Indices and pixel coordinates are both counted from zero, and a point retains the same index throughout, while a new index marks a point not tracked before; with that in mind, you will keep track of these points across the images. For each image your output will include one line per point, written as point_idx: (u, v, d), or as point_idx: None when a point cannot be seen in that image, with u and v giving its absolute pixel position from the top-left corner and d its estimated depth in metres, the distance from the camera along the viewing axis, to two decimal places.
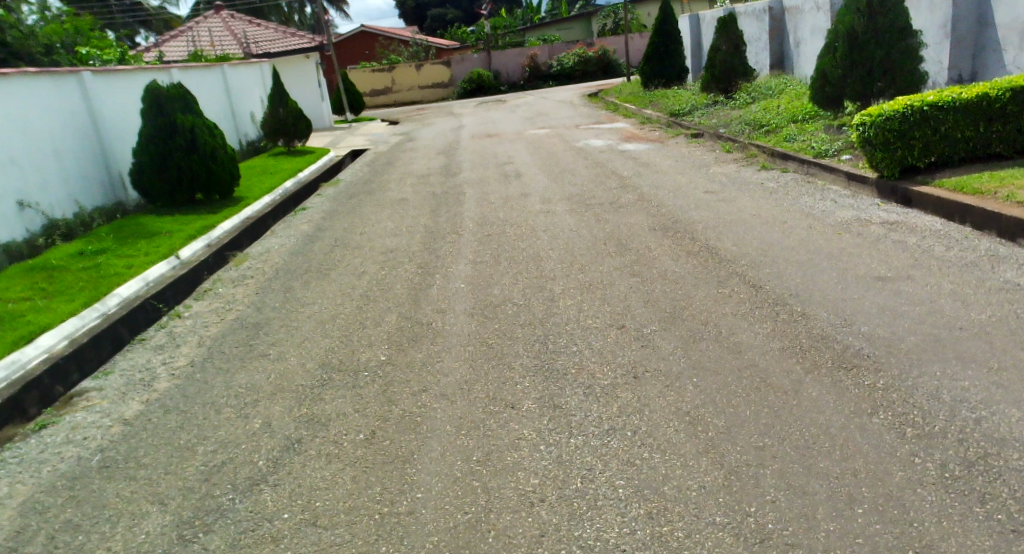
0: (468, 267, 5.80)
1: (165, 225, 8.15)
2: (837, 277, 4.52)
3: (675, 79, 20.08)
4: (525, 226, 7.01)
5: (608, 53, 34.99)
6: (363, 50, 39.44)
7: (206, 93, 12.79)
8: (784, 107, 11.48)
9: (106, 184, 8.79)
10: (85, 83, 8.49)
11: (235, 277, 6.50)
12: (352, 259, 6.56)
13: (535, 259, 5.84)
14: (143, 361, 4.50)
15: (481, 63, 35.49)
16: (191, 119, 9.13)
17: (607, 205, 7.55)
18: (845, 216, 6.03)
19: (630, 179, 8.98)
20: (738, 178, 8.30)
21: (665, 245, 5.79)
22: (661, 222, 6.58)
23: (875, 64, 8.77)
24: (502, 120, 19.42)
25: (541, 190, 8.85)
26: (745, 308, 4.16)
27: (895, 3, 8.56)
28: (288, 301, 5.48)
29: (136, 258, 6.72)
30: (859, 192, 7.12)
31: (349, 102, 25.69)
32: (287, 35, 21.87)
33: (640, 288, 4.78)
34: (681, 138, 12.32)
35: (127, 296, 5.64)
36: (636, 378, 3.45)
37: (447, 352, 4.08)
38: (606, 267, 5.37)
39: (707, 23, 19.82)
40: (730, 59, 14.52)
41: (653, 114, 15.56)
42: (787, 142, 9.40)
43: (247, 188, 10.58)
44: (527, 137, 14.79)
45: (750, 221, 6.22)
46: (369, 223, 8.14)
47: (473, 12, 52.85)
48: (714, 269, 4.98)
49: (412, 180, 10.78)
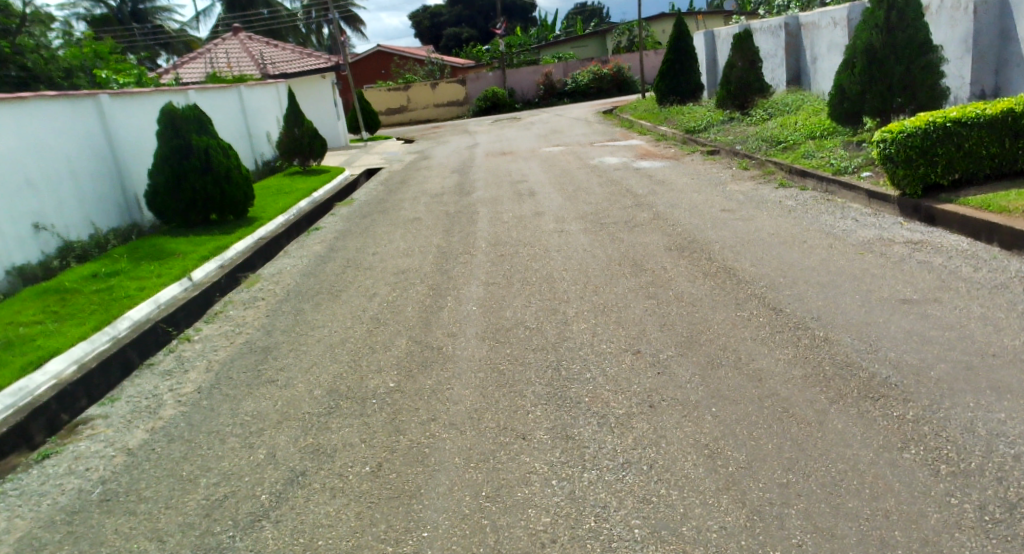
0: (480, 289, 5.72)
1: (179, 247, 8.17)
2: (860, 299, 4.37)
3: (691, 96, 20.00)
4: (539, 246, 6.92)
5: (623, 70, 35.03)
6: (379, 70, 39.87)
7: (223, 114, 12.91)
8: (802, 123, 11.33)
9: (121, 205, 8.86)
10: (102, 106, 8.58)
11: (247, 300, 6.47)
12: (364, 280, 6.50)
13: (548, 280, 5.73)
14: (150, 388, 4.45)
15: (496, 81, 35.69)
16: (206, 140, 9.18)
17: (622, 224, 7.45)
18: (867, 235, 5.87)
19: (645, 197, 8.88)
20: (755, 196, 8.17)
21: (681, 265, 5.66)
22: (677, 241, 6.46)
23: (895, 80, 8.63)
24: (516, 137, 19.43)
25: (555, 208, 8.77)
26: (765, 333, 4.02)
27: (915, 18, 8.43)
28: (298, 324, 5.42)
29: (149, 280, 6.72)
30: (880, 210, 6.95)
31: (365, 121, 25.92)
32: (304, 55, 22.13)
33: (655, 311, 4.66)
34: (696, 154, 12.21)
35: (138, 319, 5.62)
36: (652, 407, 3.32)
37: (457, 379, 3.97)
38: (621, 288, 5.26)
39: (723, 39, 19.75)
40: (746, 75, 14.41)
41: (668, 131, 15.47)
42: (805, 159, 9.24)
43: (262, 207, 10.61)
44: (541, 155, 14.75)
45: (769, 240, 6.08)
46: (382, 243, 8.09)
47: (488, 31, 53.35)
48: (732, 291, 4.84)
49: (425, 199, 10.75)
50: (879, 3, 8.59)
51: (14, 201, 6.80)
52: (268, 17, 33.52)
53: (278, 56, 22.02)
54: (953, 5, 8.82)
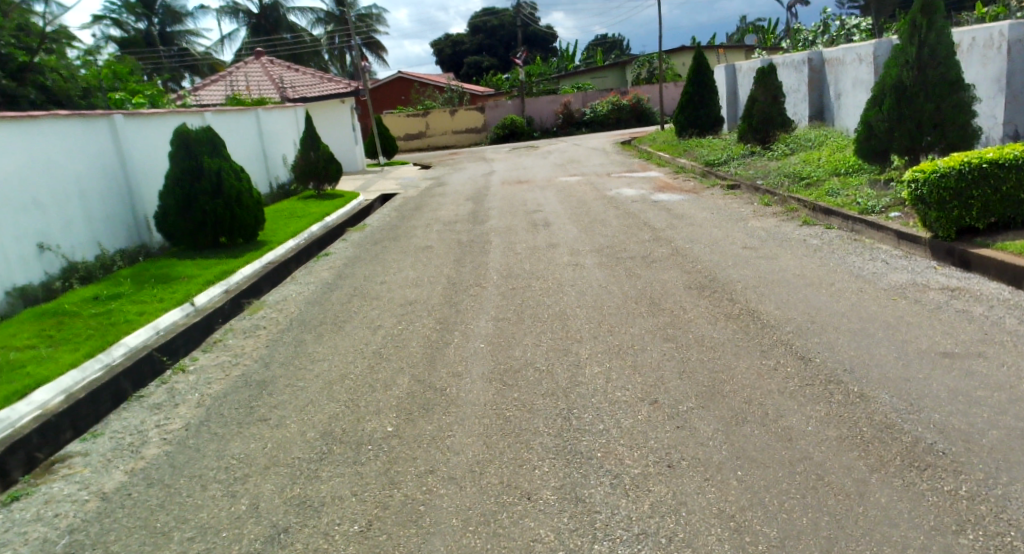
0: (489, 324, 5.47)
1: (184, 270, 8.00)
2: (895, 350, 4.06)
3: (710, 128, 19.82)
4: (551, 280, 6.67)
5: (643, 101, 35.06)
6: (399, 96, 40.25)
7: (239, 136, 12.89)
8: (826, 159, 11.06)
9: (130, 226, 8.77)
10: (116, 127, 8.53)
11: (248, 328, 6.26)
12: (369, 311, 6.27)
13: (561, 316, 5.47)
14: (136, 423, 4.21)
15: (515, 109, 35.79)
16: (219, 162, 9.10)
17: (638, 259, 7.20)
18: (899, 279, 5.56)
19: (663, 231, 8.64)
20: (778, 233, 7.89)
21: (701, 305, 5.39)
22: (696, 279, 6.18)
23: (925, 118, 8.37)
24: (533, 166, 19.30)
25: (570, 240, 8.55)
26: (793, 385, 3.71)
27: (946, 56, 8.20)
28: (297, 357, 5.18)
29: (150, 304, 6.55)
30: (911, 252, 6.64)
31: (383, 146, 26.02)
32: (324, 80, 22.30)
33: (673, 356, 4.37)
34: (716, 189, 11.95)
35: (134, 345, 5.43)
36: (670, 467, 3.02)
37: (459, 424, 3.70)
38: (638, 328, 4.99)
39: (744, 73, 19.62)
40: (768, 109, 14.21)
41: (687, 163, 15.24)
42: (829, 197, 8.96)
43: (272, 231, 10.47)
44: (558, 185, 14.56)
45: (793, 281, 5.80)
46: (391, 271, 7.88)
47: (508, 60, 53.95)
48: (756, 336, 4.55)
49: (438, 227, 10.57)
50: (909, 39, 8.39)
51: (19, 220, 6.66)
52: (291, 42, 34.16)
53: (298, 80, 22.24)
54: (986, 44, 8.59)
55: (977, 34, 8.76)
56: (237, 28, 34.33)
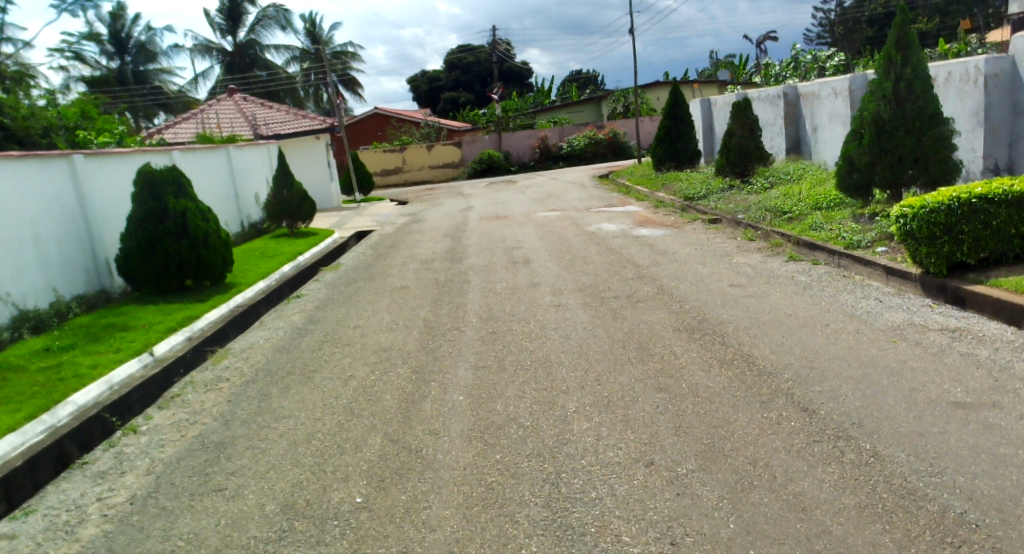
0: (469, 373, 5.12)
1: (145, 317, 7.55)
2: (903, 400, 3.80)
3: (688, 162, 19.90)
4: (534, 323, 6.37)
5: (619, 135, 35.38)
6: (375, 131, 40.16)
7: (209, 174, 12.51)
8: (807, 193, 10.99)
9: (89, 270, 8.31)
10: (75, 168, 8.14)
11: (209, 380, 5.83)
12: (341, 359, 5.89)
13: (545, 364, 5.15)
14: (76, 497, 3.77)
15: (492, 144, 35.83)
16: (185, 202, 8.72)
17: (623, 298, 6.94)
18: (896, 318, 5.35)
19: (647, 268, 8.42)
20: (765, 270, 7.71)
21: (691, 349, 5.12)
22: (685, 320, 5.92)
23: (905, 152, 8.32)
24: (512, 200, 19.13)
25: (551, 278, 8.28)
26: (799, 442, 3.42)
27: (925, 90, 8.18)
28: (260, 413, 4.77)
29: (104, 356, 6.10)
30: (901, 289, 6.48)
31: (359, 183, 25.76)
32: (298, 117, 22.05)
33: (667, 408, 4.07)
34: (697, 223, 11.82)
35: (83, 402, 4.98)
36: (673, 544, 2.69)
37: (437, 492, 3.35)
38: (628, 376, 4.68)
39: (720, 107, 19.79)
40: (745, 143, 14.21)
41: (666, 198, 15.16)
42: (813, 231, 8.84)
43: (241, 273, 10.06)
44: (537, 220, 14.36)
45: (786, 322, 5.57)
46: (365, 315, 7.51)
47: (485, 96, 54.49)
48: (755, 385, 4.26)
49: (415, 266, 10.25)
50: (885, 73, 8.40)
51: None
52: (266, 80, 34.03)
53: (272, 116, 21.98)
54: (962, 78, 8.63)
55: (953, 69, 8.83)
56: (211, 66, 34.12)
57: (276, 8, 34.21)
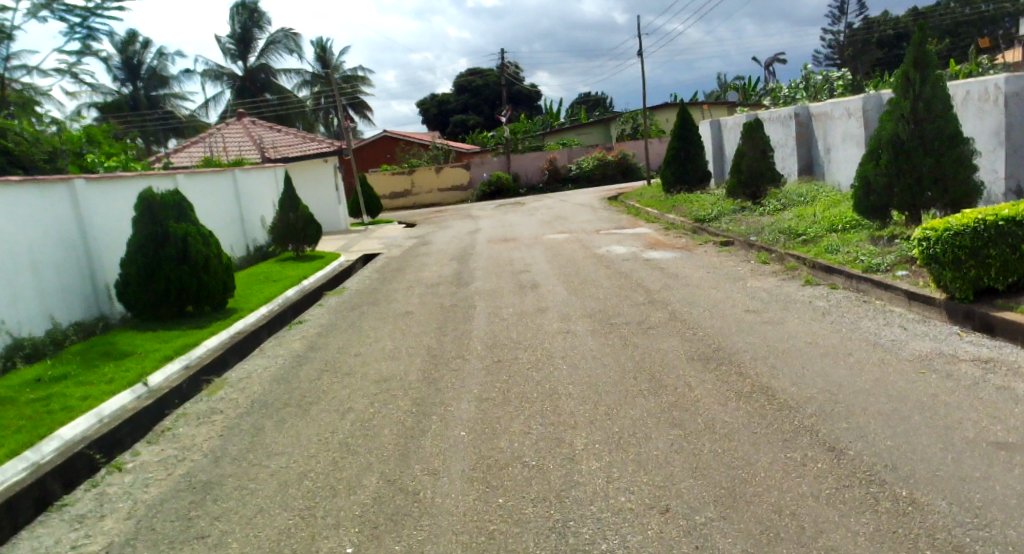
0: (472, 406, 4.87)
1: (143, 344, 7.37)
2: (939, 439, 3.51)
3: (698, 184, 19.72)
4: (541, 351, 6.12)
5: (628, 157, 35.37)
6: (384, 154, 40.30)
7: (214, 198, 12.41)
8: (821, 215, 10.74)
9: (88, 296, 8.16)
10: (76, 192, 8.03)
11: (203, 412, 5.61)
12: (341, 390, 5.67)
13: (552, 396, 4.89)
14: (50, 544, 3.54)
15: (501, 166, 35.82)
16: (186, 227, 8.58)
17: (634, 325, 6.67)
18: (923, 348, 5.07)
19: (658, 292, 8.17)
20: (781, 295, 7.45)
21: (706, 380, 4.85)
22: (700, 349, 5.65)
23: (924, 173, 8.07)
24: (520, 223, 18.97)
25: (560, 303, 8.04)
26: (827, 487, 3.14)
27: (944, 109, 7.94)
28: (252, 450, 4.54)
29: (97, 386, 5.89)
30: (924, 315, 6.20)
31: (367, 205, 25.73)
32: (306, 140, 22.05)
33: (683, 447, 3.79)
34: (709, 246, 11.59)
35: (69, 437, 4.76)
36: None
37: (434, 542, 3.09)
38: (640, 410, 4.41)
39: (730, 128, 19.61)
40: (757, 164, 13.97)
41: (676, 220, 14.96)
42: (829, 254, 8.58)
43: (244, 298, 9.89)
44: (545, 242, 14.16)
45: (806, 351, 5.30)
46: (368, 342, 7.29)
47: (494, 119, 54.80)
48: (776, 421, 3.97)
49: (420, 290, 10.06)
50: (904, 93, 8.16)
51: None
52: (276, 103, 34.29)
53: (280, 140, 22.02)
54: (981, 97, 8.40)
55: (971, 87, 8.59)
56: (222, 90, 34.42)
57: (285, 31, 34.54)
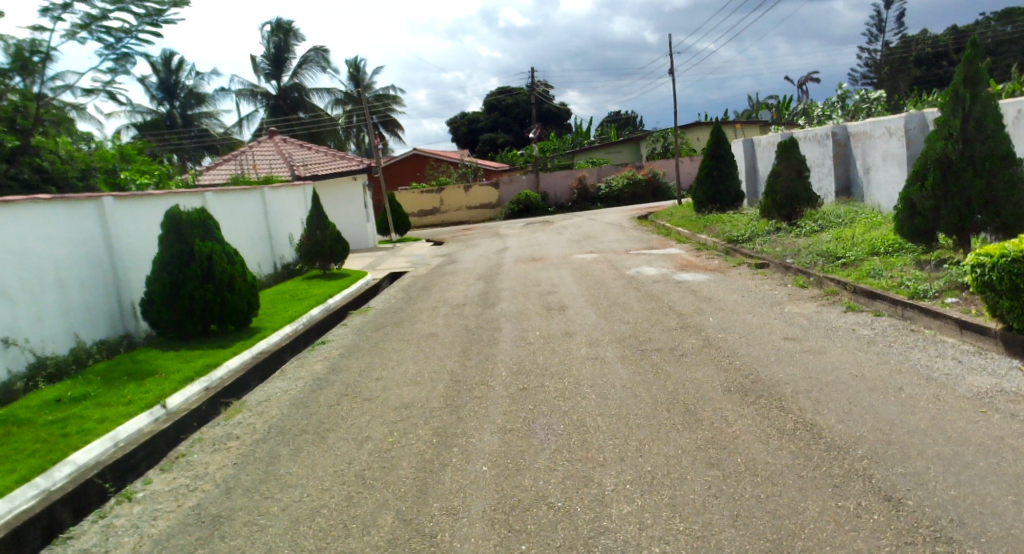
0: (495, 438, 4.63)
1: (165, 364, 7.31)
2: (1011, 491, 3.16)
3: (730, 204, 19.35)
4: (568, 378, 5.86)
5: (659, 176, 35.17)
6: (414, 172, 40.48)
7: (242, 216, 12.45)
8: (861, 238, 10.34)
9: (113, 314, 8.15)
10: (104, 211, 8.05)
11: (219, 438, 5.48)
12: (361, 416, 5.49)
13: (580, 428, 4.63)
14: None
15: (529, 184, 35.70)
16: (211, 245, 8.55)
17: (666, 352, 6.38)
18: (981, 383, 4.68)
19: (690, 316, 7.86)
20: (821, 322, 7.09)
21: (745, 415, 4.53)
22: (736, 380, 5.33)
23: (973, 195, 7.67)
24: (548, 242, 18.76)
25: (588, 327, 7.77)
26: (886, 544, 2.82)
27: (996, 129, 7.56)
28: (265, 481, 4.37)
29: (115, 408, 5.80)
30: (978, 345, 5.79)
31: (395, 223, 25.80)
32: (336, 157, 22.19)
33: (721, 491, 3.49)
34: (743, 268, 11.23)
35: (83, 462, 4.63)
36: None
37: None
38: (673, 447, 4.13)
39: (764, 148, 19.22)
40: (793, 184, 13.55)
41: (708, 240, 14.63)
42: (871, 278, 8.19)
43: (268, 316, 9.84)
44: (573, 262, 13.91)
45: (852, 384, 4.95)
46: (390, 364, 7.12)
47: (523, 137, 54.98)
48: (823, 463, 3.65)
49: (445, 311, 9.90)
50: (951, 111, 7.80)
51: None
52: (308, 121, 34.83)
53: (310, 157, 22.20)
54: None
55: None
56: (255, 109, 35.04)
57: (317, 51, 35.19)
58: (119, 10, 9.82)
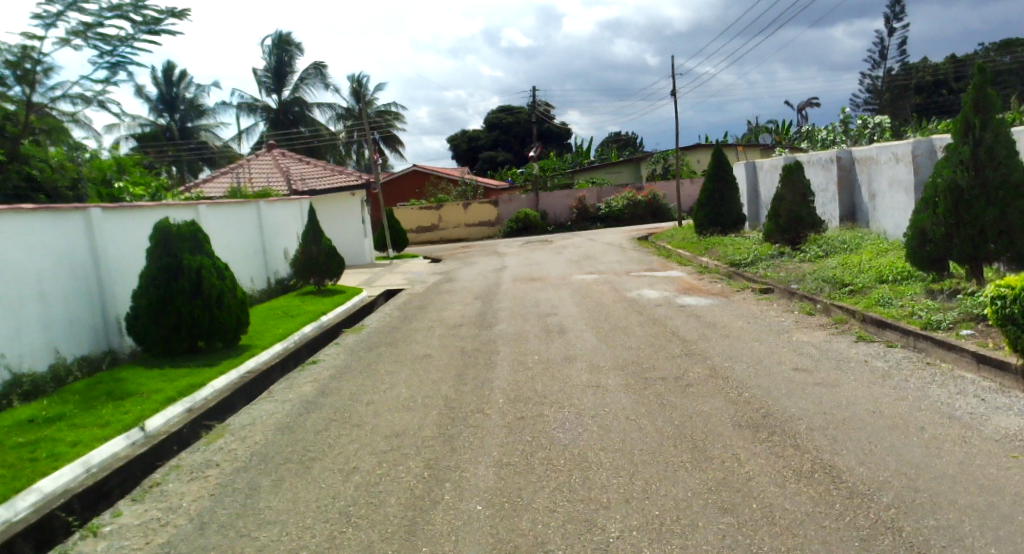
0: (490, 473, 4.33)
1: (147, 383, 6.99)
2: None
3: (731, 227, 19.18)
4: (569, 407, 5.58)
5: (659, 198, 35.11)
6: (413, 188, 40.32)
7: (236, 229, 12.21)
8: (868, 264, 10.12)
9: (96, 329, 7.86)
10: (91, 222, 7.80)
11: (198, 465, 5.18)
12: (348, 444, 5.20)
13: (580, 464, 4.35)
14: None
15: (529, 203, 35.55)
16: (201, 259, 8.30)
17: (670, 382, 6.10)
18: (1008, 424, 4.41)
19: (695, 343, 7.59)
20: (831, 352, 6.83)
21: (758, 454, 4.25)
22: (746, 414, 5.04)
23: (987, 225, 7.45)
24: (547, 261, 18.53)
25: (588, 352, 7.50)
26: None
27: (1011, 158, 7.36)
28: (242, 516, 4.06)
29: (91, 430, 5.48)
30: (997, 381, 5.52)
31: (393, 240, 25.59)
32: (334, 172, 22.00)
33: (737, 541, 3.19)
34: (748, 293, 10.99)
35: (50, 490, 4.31)
36: None
37: None
38: (682, 488, 3.84)
39: (766, 171, 19.10)
40: (797, 208, 13.36)
41: (710, 264, 14.42)
42: (881, 307, 7.95)
43: (258, 334, 9.56)
44: (572, 283, 13.66)
45: (870, 422, 4.67)
46: (381, 388, 6.84)
47: (523, 156, 55.09)
48: (848, 512, 3.36)
49: (441, 331, 9.63)
50: (963, 138, 7.62)
51: None
52: (308, 136, 34.79)
53: (308, 171, 22.01)
54: None
55: None
56: (255, 123, 34.92)
57: (317, 68, 35.18)
58: (116, 17, 9.66)
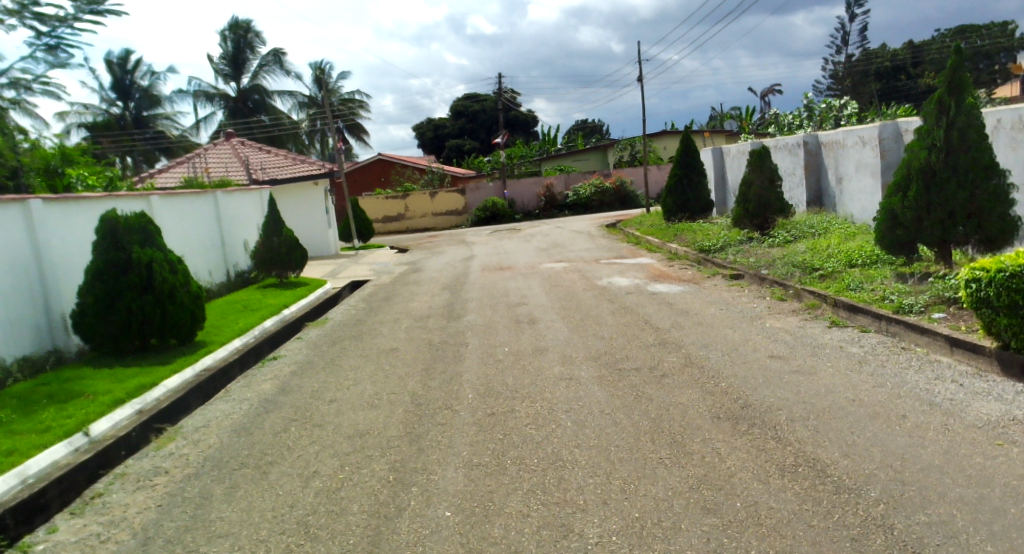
0: (459, 475, 4.08)
1: (93, 384, 6.56)
2: None
3: (699, 213, 19.17)
4: (541, 402, 5.36)
5: (627, 184, 35.16)
6: (379, 177, 39.63)
7: (191, 220, 11.68)
8: (837, 248, 10.11)
9: (39, 328, 7.38)
10: (30, 214, 7.29)
11: (146, 473, 4.82)
12: (309, 447, 4.90)
13: (557, 463, 4.12)
14: None
15: (496, 191, 35.20)
16: (151, 252, 7.84)
17: (645, 372, 5.93)
18: (989, 410, 4.32)
19: (668, 332, 7.43)
20: (806, 338, 6.73)
21: (739, 448, 4.08)
22: (725, 406, 4.87)
23: (957, 207, 7.42)
24: (516, 250, 18.27)
25: (560, 343, 7.30)
26: None
27: (980, 139, 7.33)
28: (191, 529, 3.74)
29: (29, 437, 5.07)
30: (972, 365, 5.45)
31: (358, 230, 25.07)
32: (296, 161, 21.39)
33: (722, 544, 3.00)
34: (718, 279, 10.93)
35: None
36: None
37: None
38: (662, 487, 3.64)
39: (733, 157, 19.10)
40: (765, 193, 13.32)
41: (680, 250, 14.36)
42: (852, 291, 7.89)
43: (216, 329, 9.13)
44: (542, 271, 13.45)
45: (851, 411, 4.54)
46: (345, 384, 6.53)
47: (490, 144, 54.66)
48: (836, 510, 3.20)
49: (408, 323, 9.32)
50: (934, 120, 7.55)
51: None
52: (269, 124, 33.92)
53: (269, 161, 21.36)
54: (1016, 126, 8.28)
55: (1003, 116, 8.48)
56: (214, 111, 33.87)
57: (276, 54, 34.16)
58: None
